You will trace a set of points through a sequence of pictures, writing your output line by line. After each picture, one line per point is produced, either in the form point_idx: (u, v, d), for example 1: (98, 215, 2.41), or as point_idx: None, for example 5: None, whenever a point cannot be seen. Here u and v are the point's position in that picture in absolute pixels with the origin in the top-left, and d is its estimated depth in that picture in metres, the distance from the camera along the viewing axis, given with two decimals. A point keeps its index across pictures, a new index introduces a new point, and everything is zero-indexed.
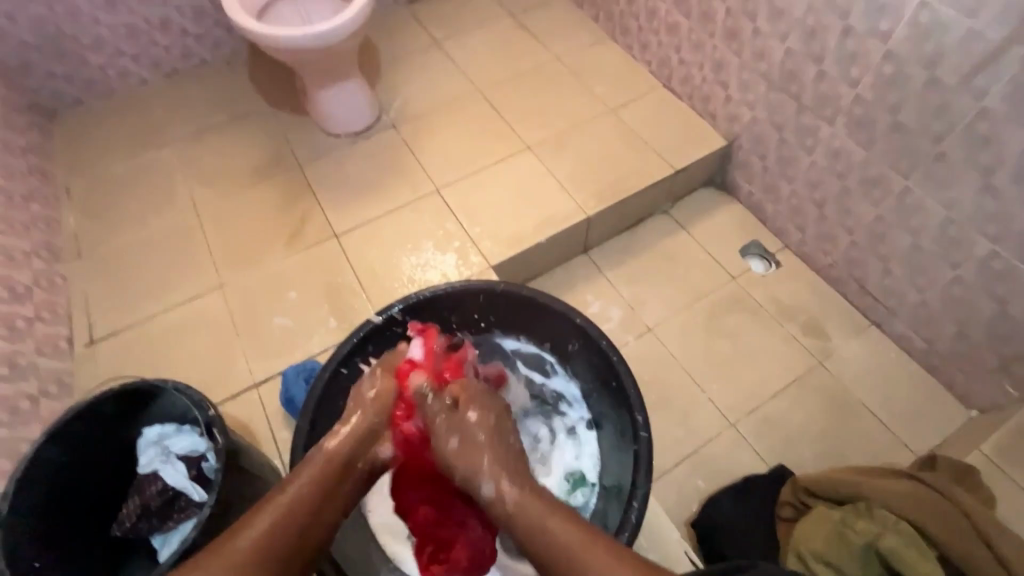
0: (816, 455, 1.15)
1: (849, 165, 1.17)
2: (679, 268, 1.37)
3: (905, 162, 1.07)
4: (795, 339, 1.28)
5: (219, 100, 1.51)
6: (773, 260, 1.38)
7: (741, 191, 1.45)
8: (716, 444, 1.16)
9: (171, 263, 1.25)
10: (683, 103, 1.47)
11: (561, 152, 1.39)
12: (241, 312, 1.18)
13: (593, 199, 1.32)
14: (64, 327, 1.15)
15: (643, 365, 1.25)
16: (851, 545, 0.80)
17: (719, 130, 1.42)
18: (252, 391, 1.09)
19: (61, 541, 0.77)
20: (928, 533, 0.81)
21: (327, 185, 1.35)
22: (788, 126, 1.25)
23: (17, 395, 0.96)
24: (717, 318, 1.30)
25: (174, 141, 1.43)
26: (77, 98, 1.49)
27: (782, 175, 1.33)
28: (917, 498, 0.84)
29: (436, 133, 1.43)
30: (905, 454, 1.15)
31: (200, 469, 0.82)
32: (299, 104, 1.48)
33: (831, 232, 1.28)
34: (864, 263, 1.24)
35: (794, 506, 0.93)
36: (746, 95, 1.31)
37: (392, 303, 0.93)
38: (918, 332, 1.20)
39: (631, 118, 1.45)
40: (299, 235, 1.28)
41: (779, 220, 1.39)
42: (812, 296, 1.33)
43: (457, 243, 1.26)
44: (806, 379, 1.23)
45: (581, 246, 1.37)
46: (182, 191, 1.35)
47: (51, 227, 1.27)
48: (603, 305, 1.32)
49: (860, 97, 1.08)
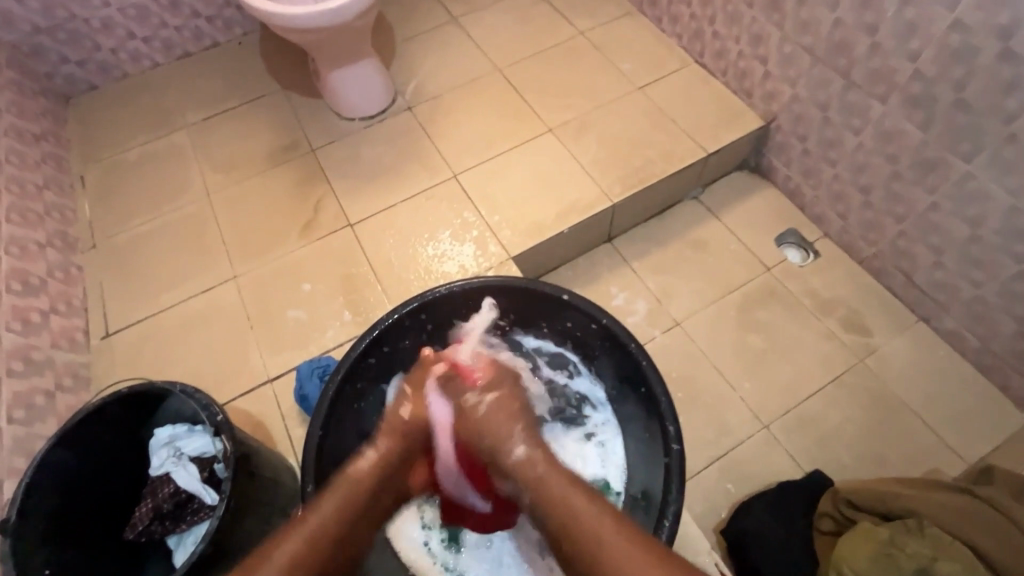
0: (855, 460, 1.08)
1: (902, 148, 1.07)
2: (710, 258, 1.29)
3: (967, 145, 0.97)
4: (834, 335, 1.20)
5: (232, 83, 1.46)
6: (811, 249, 1.30)
7: (777, 176, 1.35)
8: (747, 447, 1.10)
9: (185, 253, 1.22)
10: (716, 80, 1.38)
11: (585, 135, 1.32)
12: (255, 305, 1.15)
13: (619, 185, 1.25)
14: (80, 319, 1.14)
15: (671, 362, 1.18)
16: (900, 569, 0.74)
17: (756, 110, 1.32)
18: (266, 386, 1.07)
19: (73, 544, 0.77)
20: (986, 555, 0.75)
21: (342, 171, 1.30)
22: (834, 105, 1.15)
23: (32, 390, 0.95)
24: (750, 312, 1.23)
25: (186, 127, 1.40)
26: (90, 83, 1.46)
27: (824, 158, 1.23)
28: (972, 517, 0.79)
29: (454, 115, 1.36)
30: (953, 461, 1.07)
31: (212, 470, 0.80)
32: (312, 87, 1.43)
33: (877, 221, 1.18)
34: (914, 254, 1.15)
35: (835, 518, 0.87)
36: (788, 71, 1.21)
37: (407, 300, 0.87)
38: (972, 329, 1.11)
39: (661, 97, 1.36)
40: (313, 224, 1.24)
41: (819, 206, 1.29)
42: (854, 288, 1.25)
43: (475, 232, 1.21)
44: (845, 379, 1.16)
45: (605, 235, 1.30)
46: (194, 179, 1.32)
47: (65, 217, 1.25)
48: (628, 298, 1.26)
49: (919, 72, 0.98)
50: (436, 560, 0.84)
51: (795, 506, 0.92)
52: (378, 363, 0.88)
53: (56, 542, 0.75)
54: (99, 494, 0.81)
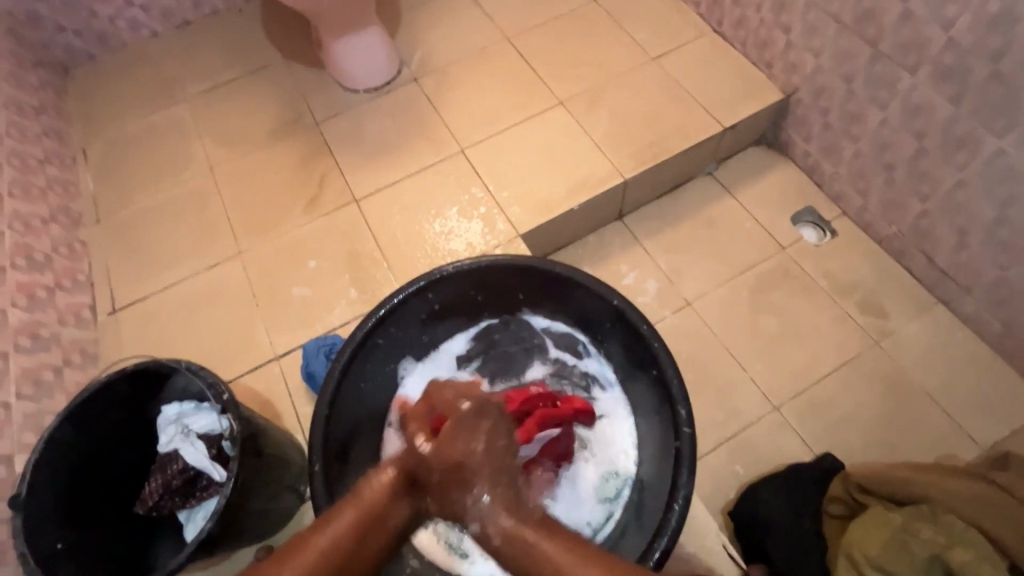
0: (867, 444, 1.07)
1: (931, 123, 1.02)
2: (723, 237, 1.26)
3: (1001, 120, 0.92)
4: (849, 317, 1.17)
5: (233, 53, 1.42)
6: (828, 229, 1.26)
7: (796, 152, 1.31)
8: (757, 428, 1.09)
9: (189, 230, 1.20)
10: (735, 51, 1.32)
11: (598, 108, 1.27)
12: (260, 282, 1.14)
13: (631, 161, 1.21)
14: (87, 295, 1.13)
15: (681, 342, 1.17)
16: (912, 555, 0.74)
17: (775, 82, 1.27)
18: (273, 364, 1.07)
19: (82, 521, 0.77)
20: (1000, 542, 0.74)
21: (346, 146, 1.27)
22: (859, 77, 1.10)
23: (40, 366, 0.95)
24: (763, 293, 1.20)
25: (188, 98, 1.36)
26: (89, 54, 1.43)
27: (846, 133, 1.18)
28: (988, 503, 0.78)
29: (461, 87, 1.32)
30: (967, 446, 1.06)
31: (220, 448, 0.80)
32: (316, 57, 1.39)
33: (899, 199, 1.14)
34: (937, 234, 1.11)
35: (845, 503, 0.86)
36: (812, 40, 1.15)
37: (415, 279, 0.85)
38: (994, 313, 1.08)
39: (676, 68, 1.31)
40: (318, 200, 1.21)
41: (839, 184, 1.25)
42: (872, 269, 1.21)
43: (483, 209, 1.18)
44: (859, 361, 1.14)
45: (615, 212, 1.27)
46: (197, 152, 1.29)
47: (68, 191, 1.23)
48: (638, 278, 1.23)
49: (953, 41, 0.93)
50: (443, 540, 0.83)
51: (803, 491, 0.91)
52: (386, 343, 0.87)
53: (69, 516, 0.76)
54: (109, 470, 0.82)
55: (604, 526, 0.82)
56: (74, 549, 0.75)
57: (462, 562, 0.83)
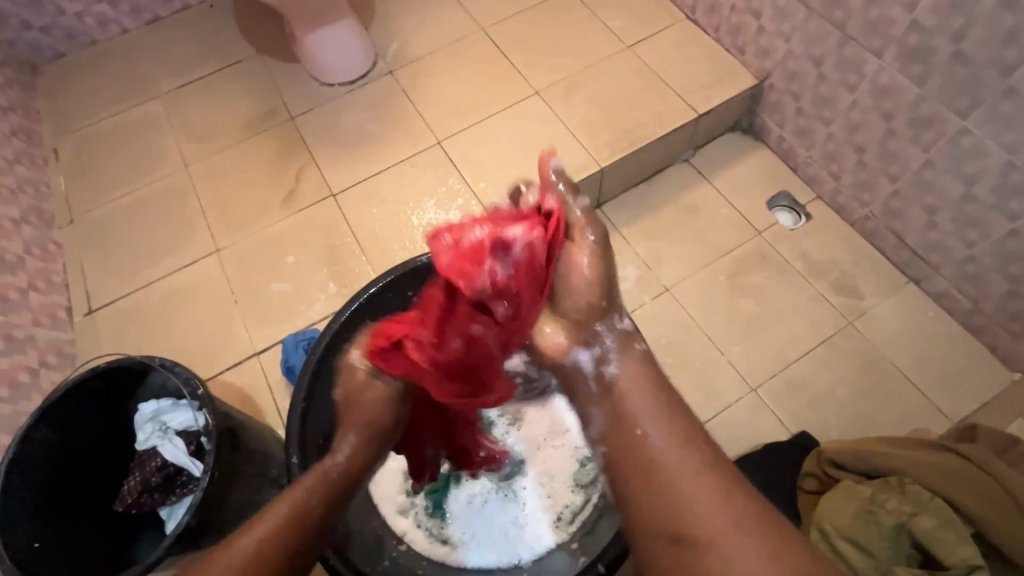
0: (842, 421, 1.09)
1: (898, 104, 1.04)
2: (701, 222, 1.27)
3: (963, 99, 0.94)
4: (825, 298, 1.19)
5: (205, 48, 1.40)
6: (803, 212, 1.28)
7: (771, 136, 1.32)
8: (734, 410, 1.11)
9: (166, 228, 1.19)
10: (709, 38, 1.32)
11: (573, 97, 1.27)
12: (238, 279, 1.14)
13: (607, 149, 1.22)
14: (62, 296, 1.12)
15: (660, 327, 1.18)
16: (880, 525, 0.76)
17: (749, 68, 1.28)
18: (254, 360, 1.07)
19: (58, 521, 0.77)
20: (964, 509, 0.77)
21: (322, 139, 1.26)
22: (829, 60, 1.11)
23: (14, 368, 0.95)
24: (741, 276, 1.22)
25: (161, 94, 1.35)
26: (59, 52, 1.40)
27: (817, 116, 1.20)
28: (953, 472, 0.80)
29: (437, 79, 1.32)
30: (939, 420, 1.08)
31: (199, 443, 0.80)
32: (291, 51, 1.37)
33: (870, 181, 1.17)
34: (907, 214, 1.13)
35: (819, 479, 0.88)
36: (782, 25, 1.16)
37: (390, 271, 0.86)
38: (963, 290, 1.11)
39: (650, 56, 1.31)
40: (295, 194, 1.21)
41: (812, 167, 1.27)
42: (844, 249, 1.23)
43: (461, 200, 1.18)
44: (834, 341, 1.16)
45: (593, 200, 1.27)
46: (171, 148, 1.28)
47: (40, 191, 1.22)
48: (617, 265, 1.24)
49: (917, 23, 0.94)
50: (422, 528, 0.84)
51: (779, 468, 0.93)
52: None
53: (46, 515, 0.76)
54: (87, 471, 0.82)
55: (581, 512, 0.84)
56: (52, 548, 0.75)
57: (442, 549, 0.83)
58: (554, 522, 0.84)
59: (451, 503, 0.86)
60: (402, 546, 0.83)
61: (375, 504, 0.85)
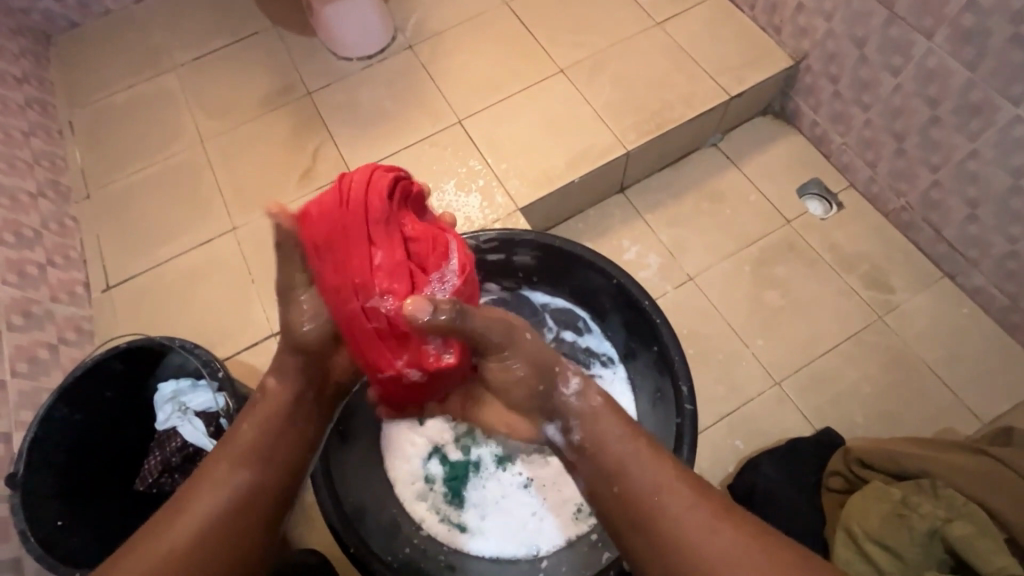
0: (867, 419, 1.07)
1: (946, 90, 0.98)
2: (728, 209, 1.23)
3: (1019, 85, 0.89)
4: (855, 292, 1.16)
5: (220, 20, 1.36)
6: (835, 201, 1.23)
7: (804, 121, 1.27)
8: (756, 404, 1.09)
9: (181, 205, 1.18)
10: (744, 15, 1.26)
11: (598, 76, 1.23)
12: (255, 257, 1.12)
13: (633, 132, 1.18)
14: (80, 272, 1.11)
15: (682, 317, 1.15)
16: (912, 530, 0.74)
17: (785, 49, 1.22)
18: (271, 341, 1.06)
19: (80, 499, 0.78)
20: (1001, 517, 0.74)
21: (341, 117, 1.23)
22: (872, 42, 1.05)
23: (34, 344, 0.94)
24: (768, 266, 1.18)
25: (177, 66, 1.32)
26: (74, 22, 1.37)
27: (855, 100, 1.15)
28: (989, 477, 0.77)
29: (457, 56, 1.27)
30: (969, 420, 1.05)
31: (218, 425, 0.80)
32: (309, 24, 1.33)
33: (909, 170, 1.12)
34: (945, 206, 1.09)
35: (844, 477, 0.87)
36: (824, 2, 1.10)
37: None
38: (1001, 287, 1.07)
39: (681, 34, 1.26)
40: (311, 172, 1.18)
41: (846, 154, 1.22)
42: (877, 241, 1.19)
43: (482, 182, 1.15)
44: (862, 336, 1.13)
45: (616, 185, 1.23)
46: (187, 122, 1.25)
47: (55, 165, 1.20)
48: (640, 252, 1.21)
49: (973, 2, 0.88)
50: (441, 516, 0.83)
51: (801, 465, 0.92)
52: None
53: (68, 492, 0.77)
54: (106, 449, 0.83)
55: None
56: (75, 526, 0.75)
57: (462, 537, 0.82)
58: (575, 513, 0.83)
59: (470, 491, 0.86)
60: (421, 532, 0.82)
61: (393, 486, 0.84)
